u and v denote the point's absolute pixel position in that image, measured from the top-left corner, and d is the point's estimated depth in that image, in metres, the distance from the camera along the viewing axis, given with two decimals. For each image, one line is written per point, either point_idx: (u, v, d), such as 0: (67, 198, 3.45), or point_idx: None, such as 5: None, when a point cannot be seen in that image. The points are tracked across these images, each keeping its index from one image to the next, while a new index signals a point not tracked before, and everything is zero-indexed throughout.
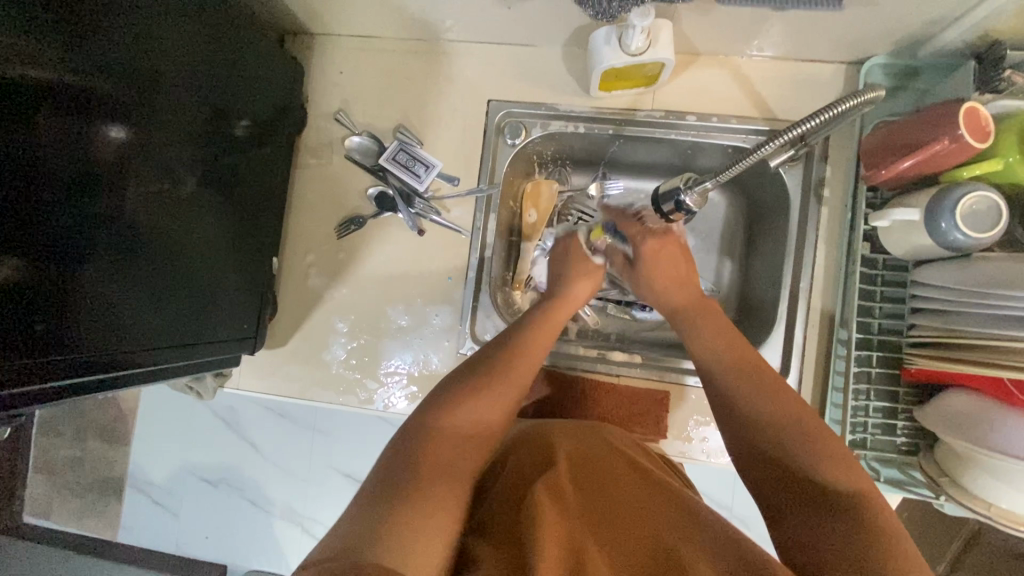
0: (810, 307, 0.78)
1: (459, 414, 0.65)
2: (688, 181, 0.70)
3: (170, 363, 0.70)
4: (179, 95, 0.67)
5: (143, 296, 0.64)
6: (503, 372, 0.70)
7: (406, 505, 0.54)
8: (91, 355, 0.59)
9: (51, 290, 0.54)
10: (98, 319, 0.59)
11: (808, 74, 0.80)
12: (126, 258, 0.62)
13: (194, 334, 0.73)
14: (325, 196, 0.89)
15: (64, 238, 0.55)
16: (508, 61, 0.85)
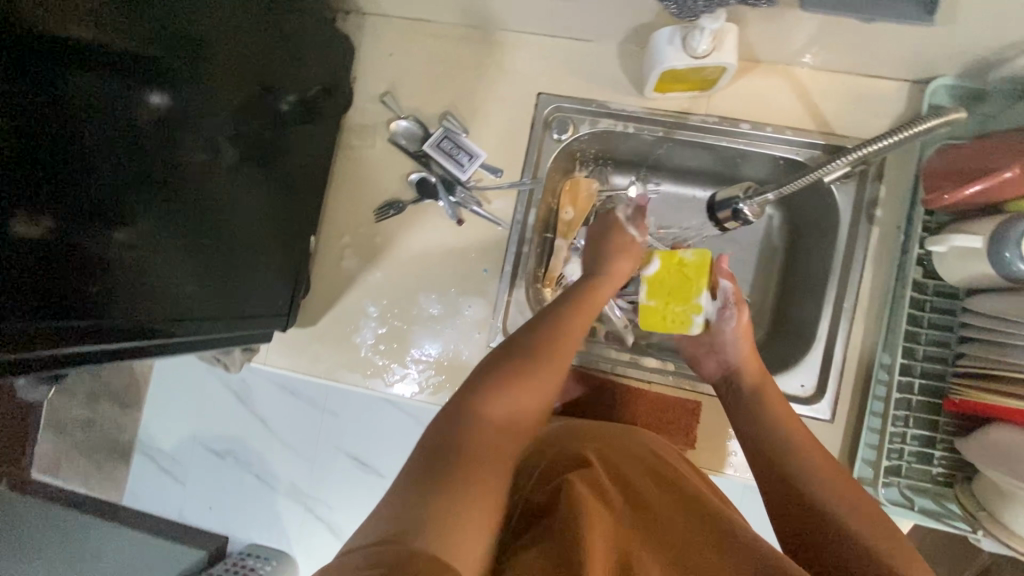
0: (852, 327, 0.77)
1: (501, 406, 0.61)
2: (748, 190, 0.75)
3: (204, 334, 0.69)
4: (223, 66, 0.66)
5: (170, 265, 0.63)
6: (547, 362, 0.67)
7: (451, 487, 0.52)
8: (126, 321, 0.59)
9: (87, 254, 0.54)
10: (126, 283, 0.58)
11: (869, 90, 0.78)
12: (155, 225, 0.61)
13: (229, 307, 0.73)
14: (365, 179, 0.88)
15: (101, 202, 0.55)
16: (561, 55, 0.84)
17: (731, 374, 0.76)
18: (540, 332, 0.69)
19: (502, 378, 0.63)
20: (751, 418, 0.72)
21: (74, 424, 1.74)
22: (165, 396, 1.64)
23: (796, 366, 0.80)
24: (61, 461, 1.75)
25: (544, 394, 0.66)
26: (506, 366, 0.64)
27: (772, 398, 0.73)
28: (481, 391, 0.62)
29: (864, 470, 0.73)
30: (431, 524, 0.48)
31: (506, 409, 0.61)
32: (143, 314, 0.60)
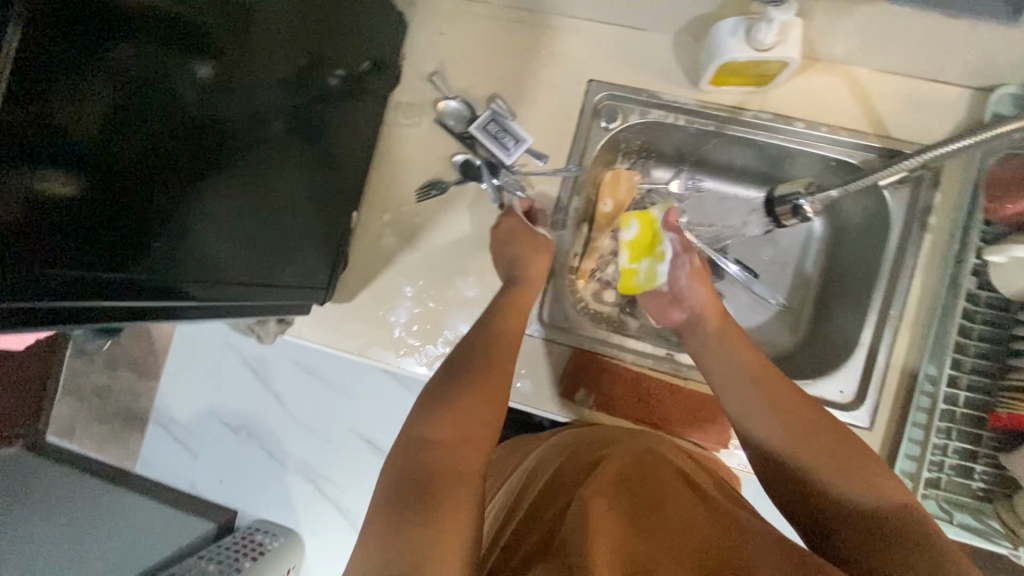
0: (897, 336, 0.76)
1: (448, 424, 0.65)
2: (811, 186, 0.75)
3: (245, 301, 0.69)
4: (270, 35, 0.63)
5: (211, 236, 0.62)
6: (487, 374, 0.71)
7: (427, 509, 0.57)
8: (174, 289, 0.58)
9: (139, 227, 0.52)
10: (170, 254, 0.57)
11: (929, 95, 0.77)
12: (201, 198, 0.59)
13: (268, 276, 0.72)
14: (409, 158, 0.88)
15: (151, 174, 0.52)
16: (615, 43, 0.83)
17: (694, 318, 0.79)
18: (476, 349, 0.74)
19: (443, 398, 0.68)
20: (721, 376, 0.72)
21: (90, 390, 1.74)
22: (183, 366, 1.66)
23: (836, 371, 0.79)
24: (75, 426, 1.75)
25: (496, 396, 0.70)
26: (450, 387, 0.69)
27: (733, 346, 0.74)
28: (426, 418, 0.66)
29: (902, 481, 0.72)
30: (424, 557, 0.53)
31: (454, 425, 0.65)
32: (184, 280, 0.59)
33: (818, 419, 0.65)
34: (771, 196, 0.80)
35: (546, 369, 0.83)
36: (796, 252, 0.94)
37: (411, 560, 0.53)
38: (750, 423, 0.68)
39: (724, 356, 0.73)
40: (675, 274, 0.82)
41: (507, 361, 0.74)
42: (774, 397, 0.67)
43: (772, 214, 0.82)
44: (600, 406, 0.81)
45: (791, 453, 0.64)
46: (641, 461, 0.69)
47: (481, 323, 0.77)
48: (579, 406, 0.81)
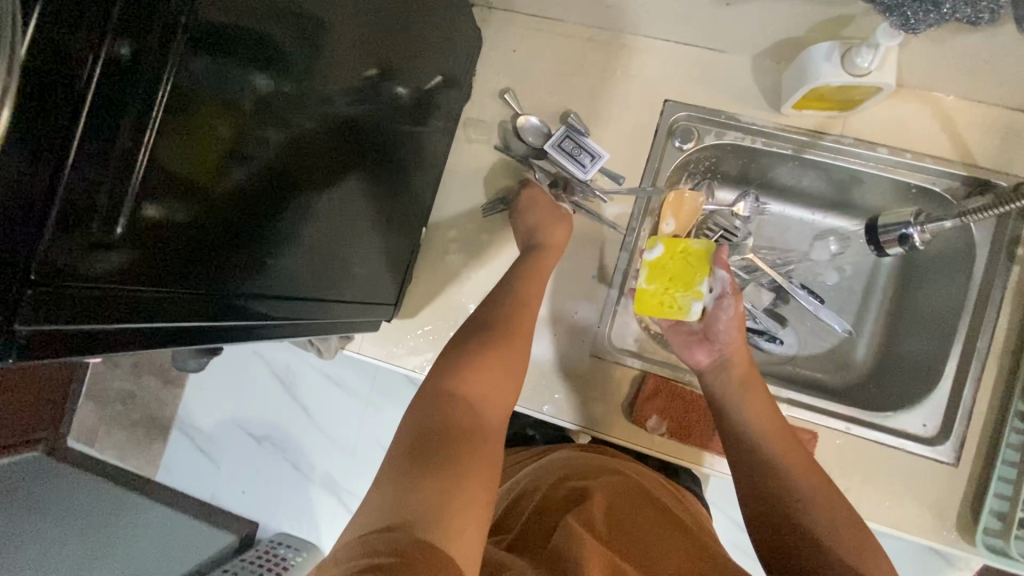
0: (984, 369, 0.73)
1: (472, 391, 0.63)
2: (921, 216, 0.74)
3: (313, 316, 0.66)
4: (346, 44, 0.58)
5: (293, 259, 0.59)
6: (510, 342, 0.69)
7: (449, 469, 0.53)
8: (251, 316, 0.54)
9: (223, 264, 0.47)
10: (262, 282, 0.54)
11: (1018, 125, 0.75)
12: (286, 221, 0.55)
13: (333, 292, 0.69)
14: (477, 174, 0.87)
15: (231, 208, 0.47)
16: (693, 64, 0.82)
17: (722, 363, 0.74)
18: (501, 308, 0.72)
19: (460, 361, 0.65)
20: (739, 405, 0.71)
21: (114, 395, 1.71)
22: (213, 377, 1.66)
23: (918, 404, 0.76)
24: (98, 431, 1.72)
25: (518, 376, 0.68)
26: (475, 350, 0.66)
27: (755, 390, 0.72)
28: (446, 378, 0.63)
29: (991, 521, 0.69)
30: (444, 513, 0.49)
31: (474, 392, 0.63)
32: (270, 306, 0.57)
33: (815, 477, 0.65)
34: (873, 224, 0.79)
35: (614, 392, 0.81)
36: (864, 278, 0.92)
37: (424, 510, 0.50)
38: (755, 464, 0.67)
39: (754, 396, 0.71)
40: (713, 315, 0.75)
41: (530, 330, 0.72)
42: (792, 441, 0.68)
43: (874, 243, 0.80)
44: (673, 434, 0.78)
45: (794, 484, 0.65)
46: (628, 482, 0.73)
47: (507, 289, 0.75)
48: (651, 433, 0.78)
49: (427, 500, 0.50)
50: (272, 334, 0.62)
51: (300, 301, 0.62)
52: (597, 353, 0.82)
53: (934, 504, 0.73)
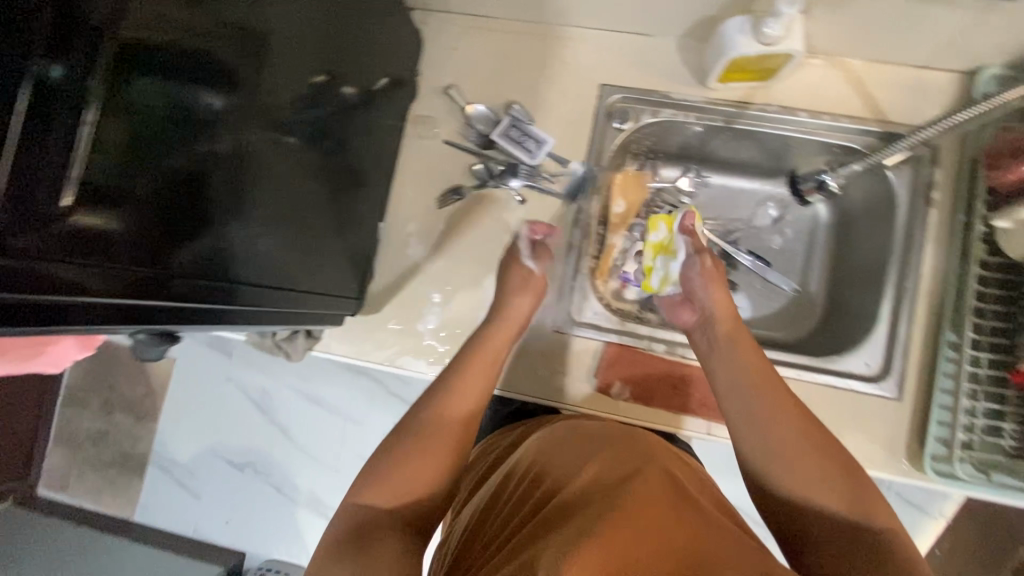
0: (916, 307, 0.79)
1: (392, 493, 0.64)
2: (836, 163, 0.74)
3: (279, 307, 0.69)
4: (287, 53, 0.61)
5: (249, 258, 0.62)
6: (433, 420, 0.70)
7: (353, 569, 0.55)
8: (210, 306, 0.57)
9: (175, 257, 0.50)
10: (218, 281, 0.57)
11: (921, 81, 0.82)
12: (237, 221, 0.58)
13: (297, 285, 0.72)
14: (430, 168, 0.90)
15: (182, 205, 0.50)
16: (624, 49, 0.87)
17: (704, 318, 0.79)
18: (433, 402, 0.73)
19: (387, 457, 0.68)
20: (727, 368, 0.73)
21: (85, 437, 1.67)
22: (186, 407, 1.62)
23: (861, 346, 0.81)
24: (69, 476, 1.67)
25: (449, 446, 0.69)
26: (397, 445, 0.68)
27: (739, 349, 0.74)
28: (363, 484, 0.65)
29: (936, 447, 0.74)
30: None
31: (386, 497, 0.64)
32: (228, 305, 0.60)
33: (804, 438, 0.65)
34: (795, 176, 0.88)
35: (578, 364, 0.84)
36: (804, 239, 0.97)
37: None
38: (745, 422, 0.68)
39: (742, 351, 0.74)
40: (686, 275, 0.82)
41: (465, 412, 0.72)
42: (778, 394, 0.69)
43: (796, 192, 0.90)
44: (635, 398, 0.82)
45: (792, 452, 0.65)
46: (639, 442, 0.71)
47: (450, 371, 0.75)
48: (615, 400, 0.82)
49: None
50: (230, 327, 0.65)
51: (259, 297, 0.65)
52: (558, 329, 0.85)
53: (884, 437, 0.78)
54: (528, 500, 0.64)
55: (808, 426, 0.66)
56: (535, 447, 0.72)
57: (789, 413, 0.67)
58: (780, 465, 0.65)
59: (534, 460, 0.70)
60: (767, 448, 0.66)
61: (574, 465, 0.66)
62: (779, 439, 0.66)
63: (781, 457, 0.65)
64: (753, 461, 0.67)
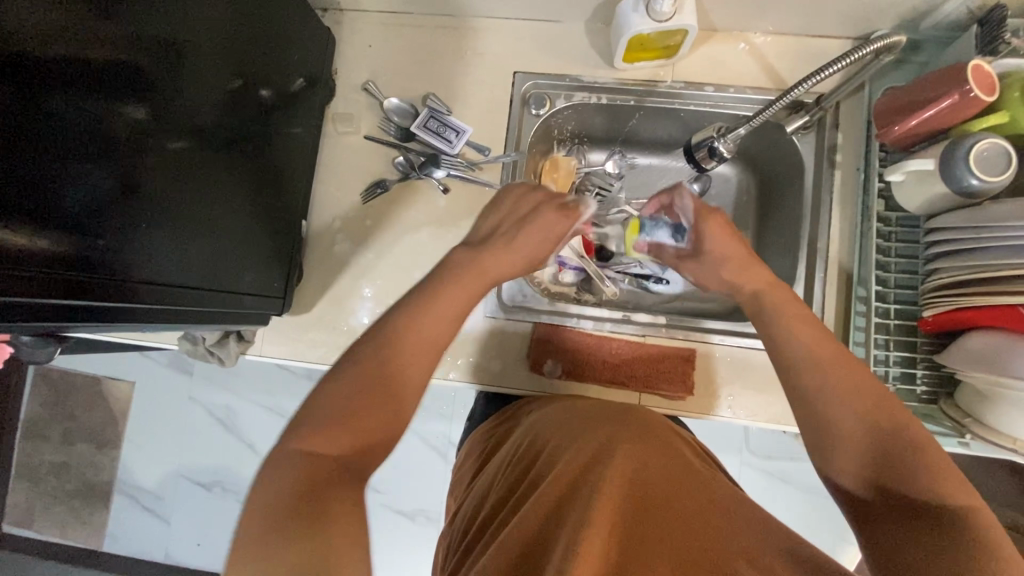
0: (827, 267, 0.82)
1: (349, 437, 0.54)
2: (720, 130, 0.75)
3: (208, 307, 0.71)
4: (201, 63, 0.65)
5: (167, 256, 0.64)
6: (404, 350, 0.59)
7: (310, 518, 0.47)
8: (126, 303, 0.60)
9: (79, 252, 0.54)
10: (129, 277, 0.59)
11: (816, 49, 0.85)
12: (149, 219, 0.61)
13: (230, 285, 0.75)
14: (354, 165, 0.91)
15: (83, 203, 0.53)
16: (533, 37, 0.89)
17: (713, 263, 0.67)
18: (418, 325, 0.61)
19: (356, 396, 0.55)
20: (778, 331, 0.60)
21: (45, 470, 1.62)
22: (147, 430, 1.59)
23: None
24: (32, 511, 1.63)
25: (421, 379, 0.60)
26: (362, 382, 0.56)
27: (777, 313, 0.61)
28: (316, 422, 0.53)
29: None
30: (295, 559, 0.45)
31: (349, 442, 0.53)
32: (144, 302, 0.62)
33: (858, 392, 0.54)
34: (688, 144, 0.79)
35: (511, 347, 0.85)
36: (730, 211, 1.00)
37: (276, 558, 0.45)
38: (811, 398, 0.55)
39: (790, 313, 0.60)
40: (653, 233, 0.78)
41: (441, 344, 0.61)
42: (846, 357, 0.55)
43: (692, 163, 0.80)
44: (567, 374, 0.83)
45: (853, 428, 0.52)
46: (647, 427, 0.69)
47: (419, 292, 0.63)
48: (548, 376, 0.84)
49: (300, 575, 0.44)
50: (153, 327, 0.67)
51: (183, 296, 0.67)
52: (489, 315, 0.86)
53: None
54: (526, 482, 0.63)
55: (862, 380, 0.54)
56: (539, 433, 0.70)
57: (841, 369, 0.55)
58: (833, 443, 0.53)
59: (536, 444, 0.68)
60: (828, 429, 0.54)
61: (574, 444, 0.64)
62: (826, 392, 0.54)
63: (832, 436, 0.53)
64: (813, 433, 0.55)
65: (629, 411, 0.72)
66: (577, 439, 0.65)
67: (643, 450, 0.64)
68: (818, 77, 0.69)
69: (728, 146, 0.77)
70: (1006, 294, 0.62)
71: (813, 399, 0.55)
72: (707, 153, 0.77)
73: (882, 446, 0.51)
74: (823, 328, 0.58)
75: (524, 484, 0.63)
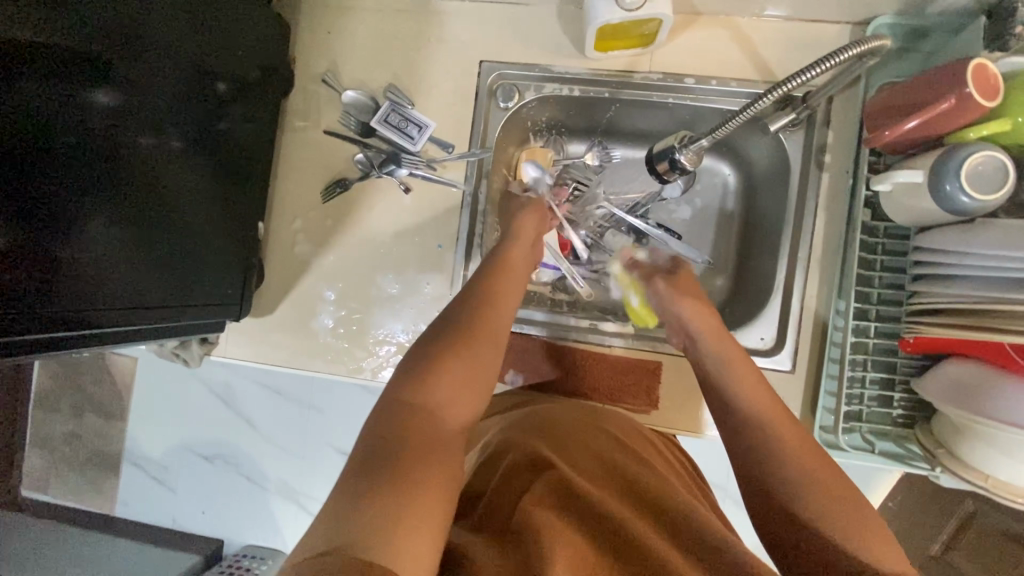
0: (809, 278, 0.77)
1: (420, 394, 0.60)
2: (682, 139, 0.69)
3: (159, 318, 0.69)
4: (162, 52, 0.65)
5: (120, 253, 0.63)
6: (464, 352, 0.65)
7: (386, 486, 0.50)
8: (66, 311, 0.59)
9: (28, 243, 0.54)
10: (83, 287, 0.60)
11: (811, 35, 0.77)
12: (110, 225, 0.62)
13: (183, 296, 0.73)
14: (314, 162, 0.87)
15: (37, 195, 0.55)
16: (502, 22, 0.83)
17: (683, 326, 0.72)
18: (467, 314, 0.68)
19: (424, 363, 0.63)
20: (714, 366, 0.66)
21: (59, 439, 1.68)
22: (150, 408, 1.62)
23: (756, 320, 0.80)
24: (50, 476, 1.69)
25: (484, 368, 0.65)
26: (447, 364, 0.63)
27: (716, 351, 0.67)
28: (407, 388, 0.61)
29: (826, 419, 0.73)
30: (364, 527, 0.46)
31: (429, 400, 0.60)
32: (101, 314, 0.62)
33: (802, 447, 0.57)
34: (650, 155, 0.74)
35: None
36: (715, 208, 0.93)
37: (357, 528, 0.46)
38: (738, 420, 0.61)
39: (726, 351, 0.67)
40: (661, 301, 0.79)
41: (493, 359, 0.67)
42: (749, 370, 0.65)
43: (654, 173, 0.75)
44: (532, 384, 0.83)
45: (786, 449, 0.56)
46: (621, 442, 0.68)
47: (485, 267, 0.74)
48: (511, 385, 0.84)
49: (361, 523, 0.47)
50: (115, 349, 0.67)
51: (145, 307, 0.67)
52: None
53: None
54: (497, 499, 0.60)
55: (772, 407, 0.61)
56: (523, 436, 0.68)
57: (783, 416, 0.60)
58: (768, 461, 0.56)
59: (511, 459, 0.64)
60: (770, 449, 0.57)
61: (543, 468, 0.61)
62: (778, 441, 0.57)
63: (761, 457, 0.57)
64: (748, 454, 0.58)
65: (601, 420, 0.73)
66: (534, 456, 0.63)
67: (619, 462, 0.64)
68: (811, 72, 0.60)
69: (691, 157, 0.71)
70: (1004, 336, 0.56)
71: (743, 420, 0.60)
72: (668, 166, 0.71)
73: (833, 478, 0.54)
74: (746, 359, 0.67)
75: (491, 511, 0.59)
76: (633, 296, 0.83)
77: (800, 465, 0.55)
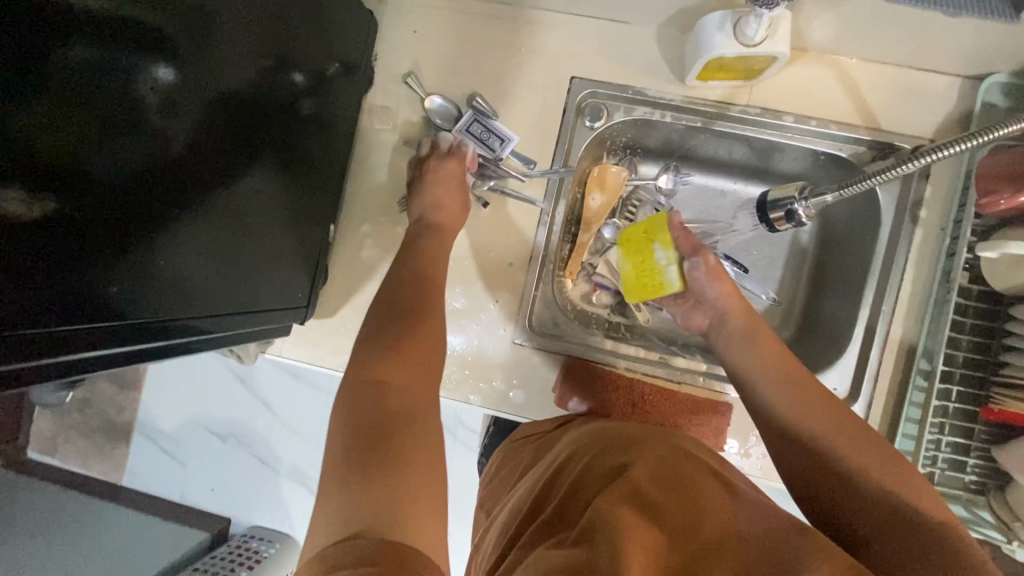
0: (889, 333, 0.76)
1: (397, 368, 0.59)
2: (805, 191, 0.73)
3: (227, 319, 0.66)
4: (235, 27, 0.57)
5: (194, 250, 0.58)
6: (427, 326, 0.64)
7: (389, 466, 0.50)
8: (147, 318, 0.54)
9: (105, 246, 0.48)
10: (151, 291, 0.54)
11: (919, 84, 0.75)
12: (178, 222, 0.55)
13: (250, 299, 0.69)
14: (388, 165, 0.85)
15: (109, 190, 0.48)
16: (599, 38, 0.80)
17: (720, 318, 0.74)
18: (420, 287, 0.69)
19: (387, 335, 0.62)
20: (748, 361, 0.69)
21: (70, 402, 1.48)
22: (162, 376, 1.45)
23: (828, 369, 0.79)
24: (57, 441, 1.51)
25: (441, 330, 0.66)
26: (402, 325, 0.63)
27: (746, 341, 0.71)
28: (379, 360, 0.59)
29: None
30: (387, 517, 0.46)
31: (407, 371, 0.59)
32: (172, 315, 0.57)
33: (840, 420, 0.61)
34: (764, 199, 0.78)
35: (543, 376, 0.82)
36: (789, 245, 0.91)
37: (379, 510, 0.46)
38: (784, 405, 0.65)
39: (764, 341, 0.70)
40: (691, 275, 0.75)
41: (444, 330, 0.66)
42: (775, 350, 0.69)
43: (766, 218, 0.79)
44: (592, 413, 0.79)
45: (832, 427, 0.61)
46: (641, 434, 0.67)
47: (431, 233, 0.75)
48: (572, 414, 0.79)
49: (374, 505, 0.46)
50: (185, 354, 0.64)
51: (208, 307, 0.62)
52: (517, 343, 0.82)
53: None
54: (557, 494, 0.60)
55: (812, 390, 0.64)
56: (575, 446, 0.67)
57: (814, 392, 0.64)
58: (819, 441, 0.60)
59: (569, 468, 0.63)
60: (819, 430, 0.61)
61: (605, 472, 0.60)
62: (823, 424, 0.61)
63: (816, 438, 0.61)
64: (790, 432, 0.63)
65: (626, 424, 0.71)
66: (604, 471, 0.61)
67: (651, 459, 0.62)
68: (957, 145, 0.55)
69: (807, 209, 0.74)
70: None
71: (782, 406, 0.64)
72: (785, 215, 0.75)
73: (874, 449, 0.58)
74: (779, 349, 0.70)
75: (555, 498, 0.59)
76: (660, 251, 0.76)
77: (836, 434, 0.60)
